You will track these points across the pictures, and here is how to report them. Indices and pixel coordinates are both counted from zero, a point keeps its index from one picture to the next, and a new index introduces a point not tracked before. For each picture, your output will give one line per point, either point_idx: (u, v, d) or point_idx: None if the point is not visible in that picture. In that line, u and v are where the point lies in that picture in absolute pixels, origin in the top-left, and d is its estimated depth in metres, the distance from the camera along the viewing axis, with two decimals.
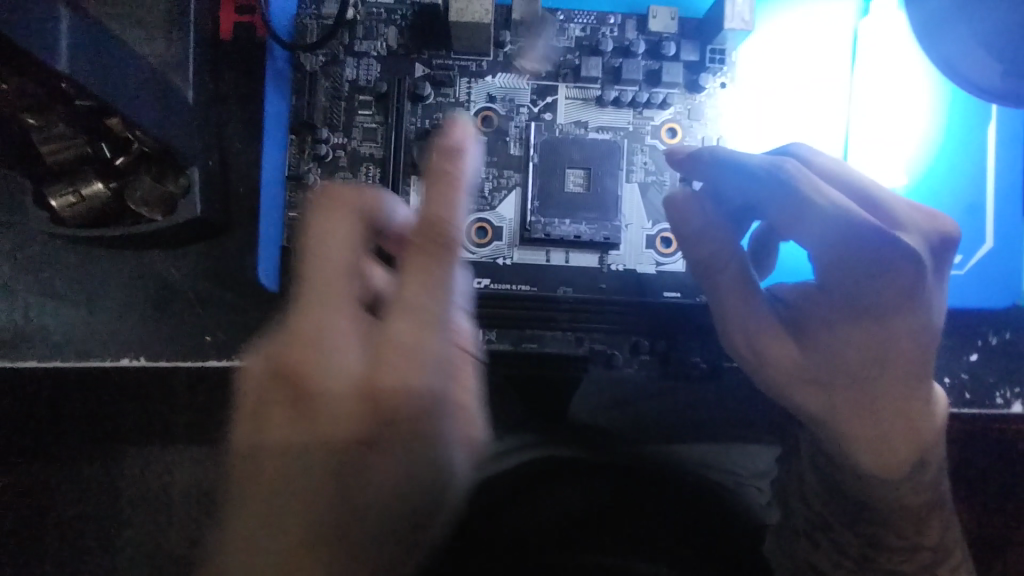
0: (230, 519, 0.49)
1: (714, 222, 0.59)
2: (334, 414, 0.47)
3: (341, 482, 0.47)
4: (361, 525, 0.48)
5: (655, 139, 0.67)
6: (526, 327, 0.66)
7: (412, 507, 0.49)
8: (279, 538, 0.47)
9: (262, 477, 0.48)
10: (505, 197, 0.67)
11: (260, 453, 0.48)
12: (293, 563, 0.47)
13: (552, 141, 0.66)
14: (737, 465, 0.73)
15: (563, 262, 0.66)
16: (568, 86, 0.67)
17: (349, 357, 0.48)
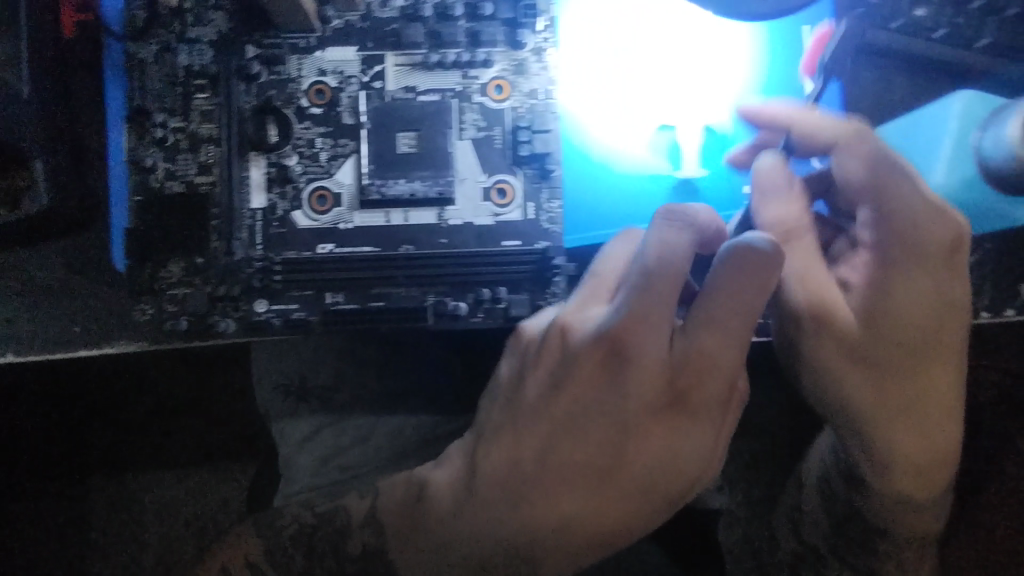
0: (486, 444, 0.55)
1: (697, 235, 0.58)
2: (639, 385, 0.51)
3: (617, 453, 0.51)
4: (621, 485, 0.52)
5: (483, 97, 0.70)
6: (371, 285, 0.69)
7: (658, 482, 0.51)
8: (528, 463, 0.53)
9: (504, 456, 0.53)
10: (342, 163, 0.70)
11: (512, 434, 0.54)
12: (513, 488, 0.53)
13: (382, 107, 0.70)
14: None
15: (402, 221, 0.70)
16: (395, 54, 0.70)
17: (642, 364, 0.51)
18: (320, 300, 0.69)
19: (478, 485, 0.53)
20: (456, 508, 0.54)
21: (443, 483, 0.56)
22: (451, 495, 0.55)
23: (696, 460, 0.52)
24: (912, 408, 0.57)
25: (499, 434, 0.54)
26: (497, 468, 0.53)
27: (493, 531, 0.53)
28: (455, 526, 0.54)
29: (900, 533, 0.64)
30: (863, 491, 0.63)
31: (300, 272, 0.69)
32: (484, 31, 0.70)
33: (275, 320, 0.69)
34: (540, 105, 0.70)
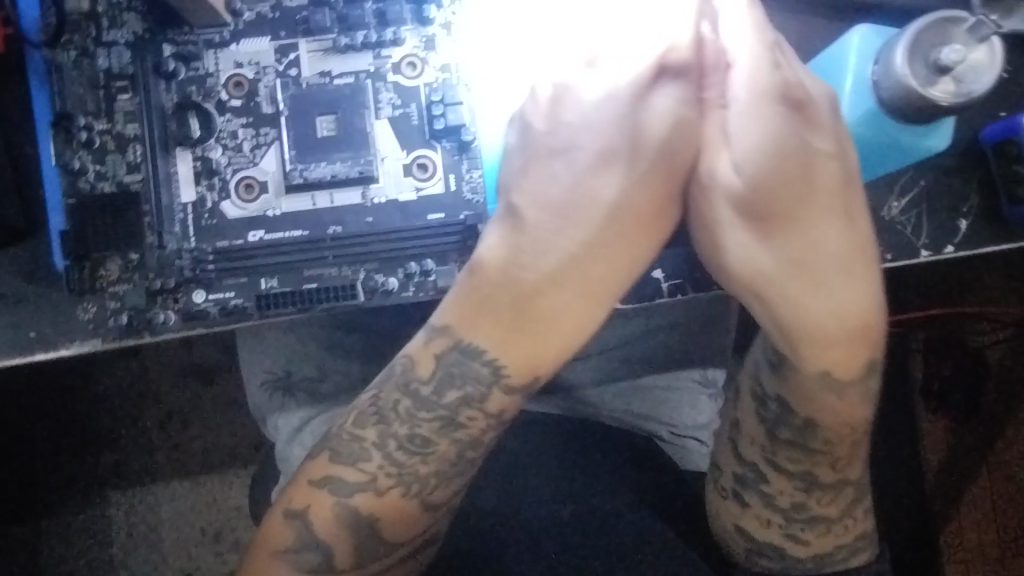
0: (522, 210, 0.66)
1: (598, 125, 0.66)
2: (624, 111, 0.66)
3: (626, 167, 0.66)
4: (635, 201, 0.66)
5: (396, 75, 0.72)
6: (303, 269, 0.71)
7: (667, 192, 0.66)
8: (555, 206, 0.66)
9: (528, 226, 0.66)
10: (266, 152, 0.72)
11: (526, 214, 0.66)
12: (548, 230, 0.66)
13: (298, 93, 0.72)
14: (672, 417, 0.85)
15: (328, 203, 0.72)
16: (307, 41, 0.72)
17: (623, 120, 0.66)
18: (254, 286, 0.71)
19: (512, 262, 0.65)
20: (495, 310, 0.65)
21: (483, 268, 0.66)
22: (499, 272, 0.65)
23: (687, 135, 0.65)
24: (831, 270, 0.63)
25: (516, 227, 0.66)
26: (538, 227, 0.66)
27: (528, 298, 0.65)
28: (510, 303, 0.65)
29: (835, 459, 0.68)
30: (787, 405, 0.67)
31: (232, 261, 0.71)
32: (391, 11, 0.72)
33: (212, 308, 0.70)
34: (451, 78, 0.72)
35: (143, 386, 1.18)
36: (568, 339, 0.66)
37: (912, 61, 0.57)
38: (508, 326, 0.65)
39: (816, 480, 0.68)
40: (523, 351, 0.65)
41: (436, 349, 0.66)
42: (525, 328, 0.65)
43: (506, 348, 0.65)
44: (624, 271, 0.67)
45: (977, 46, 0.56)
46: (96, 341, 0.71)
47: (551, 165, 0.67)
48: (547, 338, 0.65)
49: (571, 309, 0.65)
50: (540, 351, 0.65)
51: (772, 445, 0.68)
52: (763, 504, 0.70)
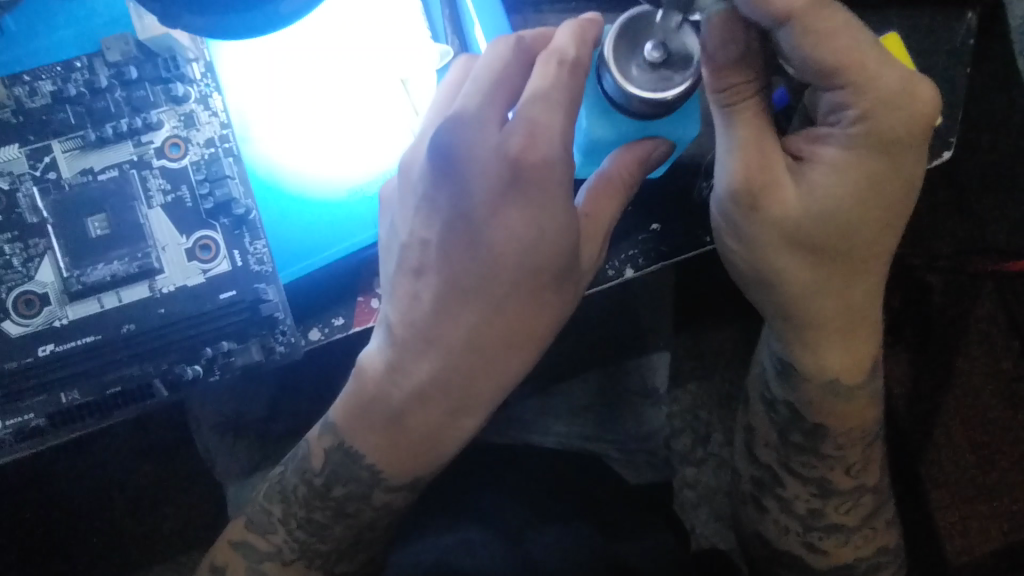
0: (389, 313, 0.63)
1: (462, 149, 0.58)
2: (478, 174, 0.58)
3: (483, 264, 0.59)
4: (499, 288, 0.60)
5: (161, 160, 0.70)
6: (101, 374, 0.68)
7: (543, 270, 0.59)
8: (430, 315, 0.61)
9: (430, 262, 0.61)
10: (39, 263, 0.69)
11: (396, 330, 0.63)
12: (406, 352, 0.62)
13: (62, 197, 0.69)
14: (632, 429, 0.99)
15: (116, 302, 0.69)
16: (61, 141, 0.69)
17: (487, 142, 0.58)
18: (54, 402, 0.68)
19: (395, 361, 0.63)
20: (422, 353, 0.62)
21: (398, 316, 0.63)
22: (372, 372, 0.64)
23: (532, 168, 0.57)
24: (795, 239, 0.61)
25: (387, 338, 0.63)
26: (401, 335, 0.62)
27: (445, 340, 0.61)
28: (427, 344, 0.62)
29: (850, 465, 0.72)
30: (797, 410, 0.72)
31: (25, 381, 0.68)
32: (140, 96, 0.69)
33: (14, 434, 0.67)
34: (218, 151, 0.70)
35: (84, 486, 1.15)
36: (500, 368, 0.62)
37: (625, 66, 0.59)
38: (382, 436, 0.64)
39: (832, 486, 0.72)
40: (457, 397, 0.62)
41: (327, 446, 0.66)
42: (395, 442, 0.63)
43: (433, 386, 0.62)
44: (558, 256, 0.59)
45: (678, 34, 0.59)
46: None
47: (411, 255, 0.62)
48: (478, 374, 0.62)
49: (494, 329, 0.61)
50: (475, 385, 0.62)
51: (782, 448, 0.74)
52: (779, 510, 0.74)
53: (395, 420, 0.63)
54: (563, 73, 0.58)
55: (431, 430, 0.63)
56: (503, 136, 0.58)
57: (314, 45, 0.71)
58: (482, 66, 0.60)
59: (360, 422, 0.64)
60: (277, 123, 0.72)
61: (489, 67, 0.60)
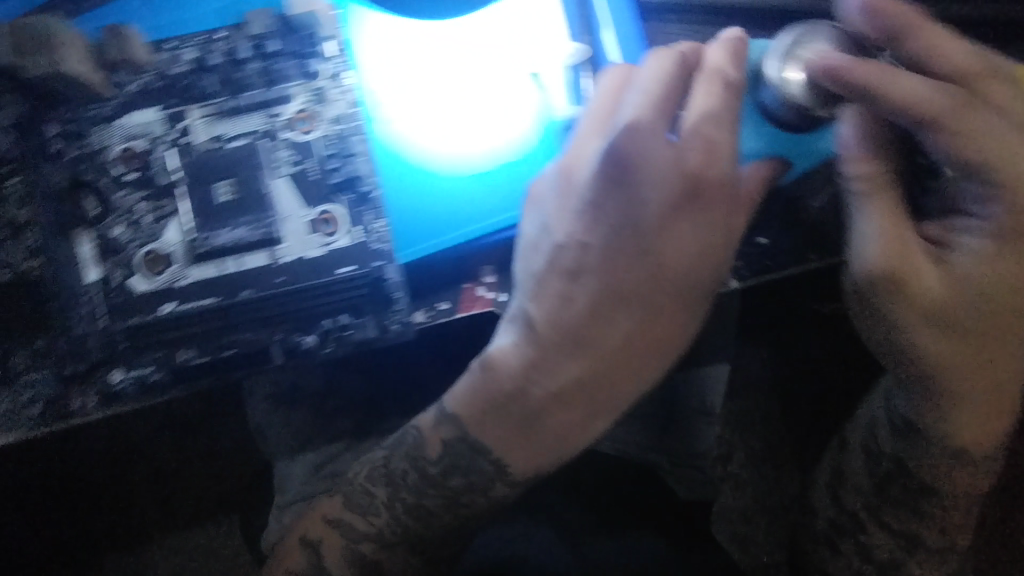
0: (537, 310, 0.65)
1: (636, 154, 0.62)
2: (652, 182, 0.62)
3: (644, 269, 0.62)
4: (657, 296, 0.63)
5: (290, 132, 0.71)
6: (220, 336, 0.71)
7: (699, 281, 0.63)
8: (582, 314, 0.63)
9: (588, 262, 0.63)
10: (168, 224, 0.71)
11: (540, 326, 0.64)
12: (553, 349, 0.64)
13: (195, 161, 0.71)
14: (684, 443, 1.00)
15: (237, 268, 0.71)
16: (197, 107, 0.71)
17: (661, 151, 0.62)
18: (171, 359, 0.70)
19: (533, 360, 0.64)
20: (570, 353, 0.63)
21: (543, 317, 0.64)
22: (511, 366, 0.65)
23: (703, 182, 0.62)
24: (935, 313, 0.61)
25: (527, 333, 0.65)
26: (549, 332, 0.64)
27: (602, 343, 0.63)
28: (578, 343, 0.63)
29: (945, 527, 0.72)
30: (905, 465, 0.71)
31: (148, 335, 0.70)
32: (276, 69, 0.71)
33: (132, 386, 0.70)
34: (347, 129, 0.71)
35: (139, 428, 1.23)
36: (641, 375, 0.64)
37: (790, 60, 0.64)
38: (514, 433, 0.65)
39: (922, 540, 0.73)
40: (593, 403, 0.64)
41: (442, 438, 0.67)
42: (528, 438, 0.65)
43: (576, 388, 0.64)
44: (713, 270, 0.63)
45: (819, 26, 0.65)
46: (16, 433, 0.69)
47: (566, 255, 0.64)
48: (621, 381, 0.64)
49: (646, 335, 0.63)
50: (615, 391, 0.64)
51: (874, 495, 0.74)
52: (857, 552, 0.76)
53: (533, 418, 0.64)
54: (724, 92, 0.63)
55: (560, 433, 0.65)
56: (671, 147, 0.62)
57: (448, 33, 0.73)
58: (647, 77, 0.65)
59: (490, 418, 0.65)
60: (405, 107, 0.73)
61: (657, 80, 0.64)
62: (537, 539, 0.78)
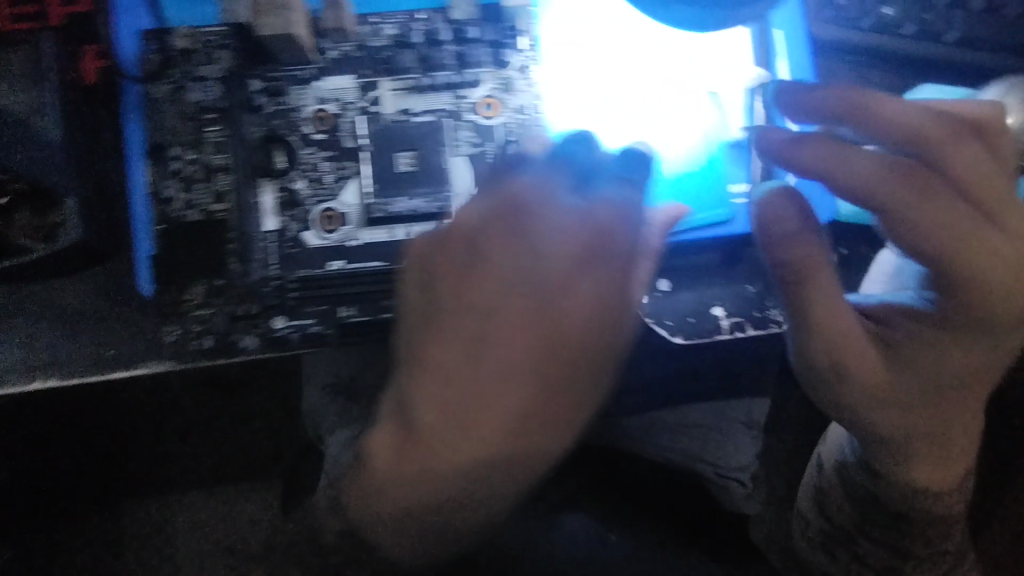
0: (421, 353, 0.59)
1: (562, 207, 0.58)
2: (506, 246, 0.58)
3: (537, 331, 0.57)
4: (553, 370, 0.57)
5: (474, 115, 0.75)
6: (381, 298, 0.73)
7: (585, 339, 0.58)
8: (456, 379, 0.57)
9: (507, 322, 0.57)
10: (346, 185, 0.74)
11: (437, 384, 0.57)
12: (449, 411, 0.58)
13: (381, 130, 0.74)
14: (716, 457, 0.87)
15: (406, 235, 0.73)
16: (389, 80, 0.75)
17: (541, 211, 0.58)
18: (333, 313, 0.73)
19: (449, 415, 0.58)
20: (448, 376, 0.57)
21: (428, 349, 0.58)
22: (390, 436, 0.61)
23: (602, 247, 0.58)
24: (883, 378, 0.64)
25: (444, 383, 0.57)
26: (434, 408, 0.58)
27: (494, 409, 0.57)
28: (479, 399, 0.57)
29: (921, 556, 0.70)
30: (879, 499, 0.69)
31: (316, 288, 0.73)
32: (470, 54, 0.74)
33: (293, 334, 0.73)
34: (528, 119, 0.75)
35: (137, 397, 1.13)
36: (555, 438, 0.59)
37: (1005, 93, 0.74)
38: (425, 482, 0.60)
39: (911, 552, 0.70)
40: (522, 465, 0.60)
41: (388, 453, 0.61)
42: (426, 486, 0.60)
43: (527, 431, 0.58)
44: (603, 336, 0.58)
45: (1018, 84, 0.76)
46: (180, 361, 0.73)
47: (506, 300, 0.57)
48: (529, 434, 0.58)
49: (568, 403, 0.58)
50: (527, 449, 0.59)
51: (863, 517, 0.71)
52: (852, 560, 0.73)
53: (515, 458, 0.59)
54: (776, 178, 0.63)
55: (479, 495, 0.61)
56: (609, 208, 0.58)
57: (634, 46, 0.76)
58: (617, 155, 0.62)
59: (404, 460, 0.60)
60: (582, 107, 0.75)
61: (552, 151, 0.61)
62: (569, 540, 0.75)
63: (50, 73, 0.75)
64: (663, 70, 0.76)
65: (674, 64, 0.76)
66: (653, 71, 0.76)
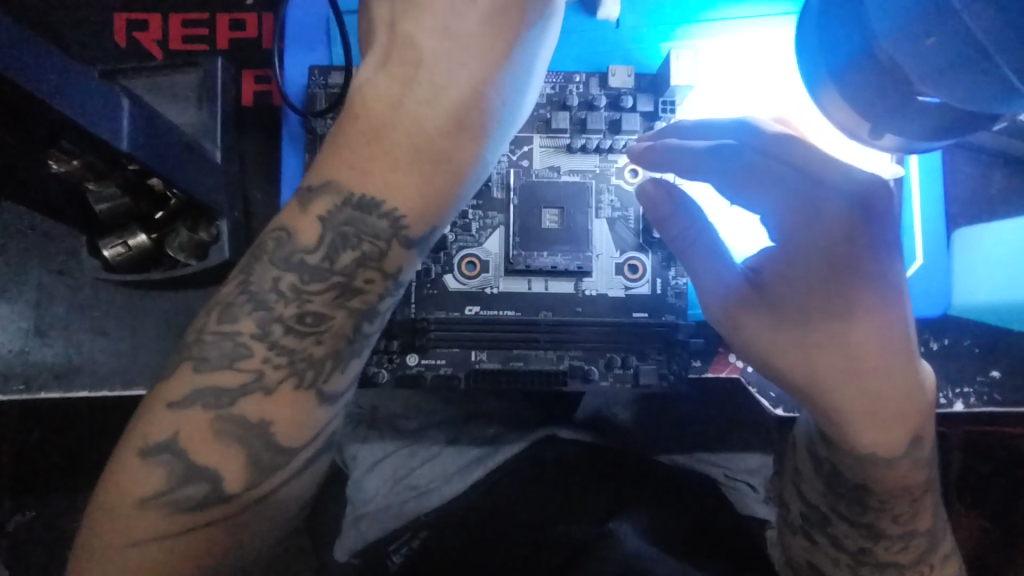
0: (400, 40, 0.59)
1: (703, 157, 0.59)
2: None
3: (439, 46, 0.57)
4: (471, 77, 0.57)
5: (619, 179, 0.78)
6: (512, 347, 0.75)
7: (474, 92, 0.57)
8: (414, 37, 0.58)
9: (427, 38, 0.58)
10: (490, 234, 0.77)
11: (402, 60, 0.58)
12: (405, 70, 0.58)
13: (528, 184, 0.77)
14: (729, 462, 0.97)
15: (543, 289, 0.76)
16: (541, 136, 0.78)
17: None
18: (465, 358, 0.76)
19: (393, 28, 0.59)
20: (404, 73, 0.58)
21: (402, 28, 0.59)
22: (390, 83, 0.58)
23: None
24: (751, 341, 0.63)
25: (405, 62, 0.58)
26: (383, 84, 0.58)
27: (454, 76, 0.57)
28: (422, 84, 0.58)
29: (896, 513, 0.66)
30: (836, 468, 0.66)
31: (453, 331, 0.75)
32: (621, 120, 0.77)
33: (425, 373, 0.75)
34: None
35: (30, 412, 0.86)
36: (487, 141, 0.59)
37: None
38: (395, 105, 0.57)
39: (881, 530, 0.67)
40: (432, 180, 0.56)
41: (321, 212, 0.56)
42: (378, 133, 0.57)
43: (432, 138, 0.56)
44: (510, 92, 0.59)
45: None
46: None
47: (415, 28, 0.58)
48: (453, 142, 0.57)
49: (495, 139, 0.59)
50: (456, 144, 0.57)
51: (831, 496, 0.68)
52: (829, 546, 0.69)
53: (424, 147, 0.57)
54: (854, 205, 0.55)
55: (404, 186, 0.56)
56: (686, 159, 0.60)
57: None
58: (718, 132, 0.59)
59: (345, 147, 0.57)
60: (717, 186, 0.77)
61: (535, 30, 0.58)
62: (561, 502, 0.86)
63: (216, 91, 0.77)
64: None
65: None
66: None
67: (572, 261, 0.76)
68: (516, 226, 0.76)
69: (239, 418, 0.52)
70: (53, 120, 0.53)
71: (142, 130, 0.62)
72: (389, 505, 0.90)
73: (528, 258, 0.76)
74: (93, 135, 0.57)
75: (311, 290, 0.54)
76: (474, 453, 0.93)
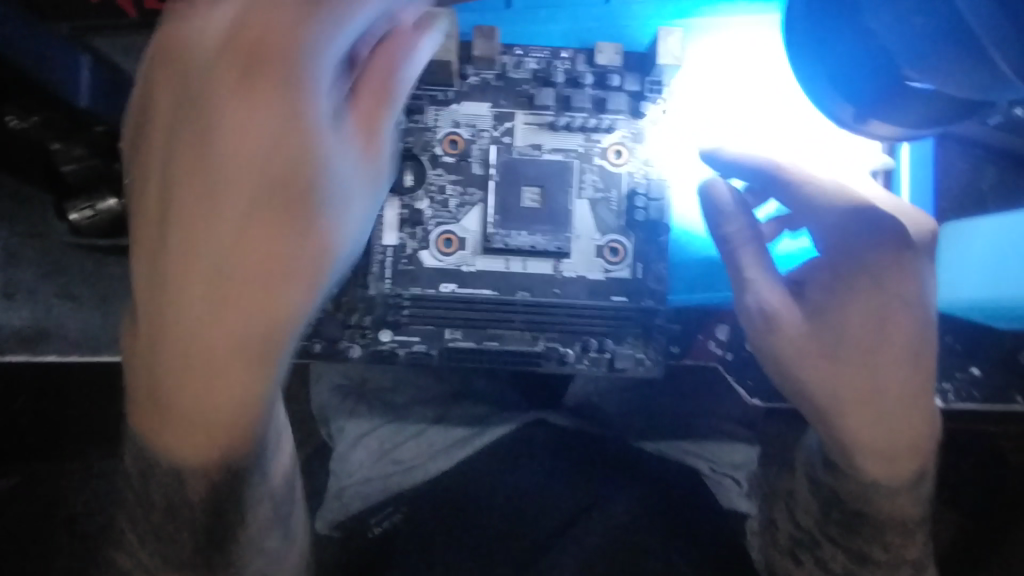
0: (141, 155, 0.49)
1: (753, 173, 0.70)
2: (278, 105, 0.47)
3: (187, 185, 0.46)
4: (266, 258, 0.47)
5: (602, 160, 0.76)
6: (487, 327, 0.74)
7: (277, 272, 0.47)
8: (163, 164, 0.48)
9: (162, 165, 0.48)
10: (469, 211, 0.75)
11: (150, 185, 0.48)
12: (151, 208, 0.48)
13: (509, 161, 0.75)
14: (713, 454, 0.94)
15: (521, 269, 0.75)
16: (525, 113, 0.76)
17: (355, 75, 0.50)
18: (439, 335, 0.75)
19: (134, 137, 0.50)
20: (152, 244, 0.47)
21: (142, 147, 0.49)
22: (141, 247, 0.48)
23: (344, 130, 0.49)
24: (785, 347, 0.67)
25: (140, 205, 0.48)
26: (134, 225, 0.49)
27: (209, 249, 0.46)
28: (186, 253, 0.47)
29: (888, 542, 0.65)
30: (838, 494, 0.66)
31: (426, 310, 0.74)
32: (606, 99, 0.75)
33: (398, 350, 0.74)
34: (653, 172, 0.76)
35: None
36: (314, 292, 0.49)
37: None
38: (153, 286, 0.48)
39: (869, 556, 0.66)
40: (234, 387, 0.48)
41: (145, 400, 0.50)
42: (149, 322, 0.48)
43: (237, 365, 0.47)
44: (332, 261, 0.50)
45: None
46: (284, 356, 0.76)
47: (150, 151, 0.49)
48: (247, 338, 0.47)
49: (343, 212, 0.51)
50: (263, 342, 0.48)
51: (825, 519, 0.67)
52: (815, 567, 0.69)
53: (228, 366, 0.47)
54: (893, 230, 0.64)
55: (211, 394, 0.48)
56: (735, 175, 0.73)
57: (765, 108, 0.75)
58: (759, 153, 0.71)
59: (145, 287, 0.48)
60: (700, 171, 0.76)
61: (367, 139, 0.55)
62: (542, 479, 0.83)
63: None
64: (801, 141, 0.74)
65: (815, 129, 0.74)
66: (786, 142, 0.74)
67: (552, 241, 0.74)
68: (496, 202, 0.75)
69: (158, 526, 0.56)
70: (14, 81, 0.52)
71: (108, 92, 0.61)
72: (375, 477, 0.90)
73: (506, 237, 0.74)
74: (52, 91, 0.55)
75: (181, 457, 0.51)
76: (460, 432, 0.91)
